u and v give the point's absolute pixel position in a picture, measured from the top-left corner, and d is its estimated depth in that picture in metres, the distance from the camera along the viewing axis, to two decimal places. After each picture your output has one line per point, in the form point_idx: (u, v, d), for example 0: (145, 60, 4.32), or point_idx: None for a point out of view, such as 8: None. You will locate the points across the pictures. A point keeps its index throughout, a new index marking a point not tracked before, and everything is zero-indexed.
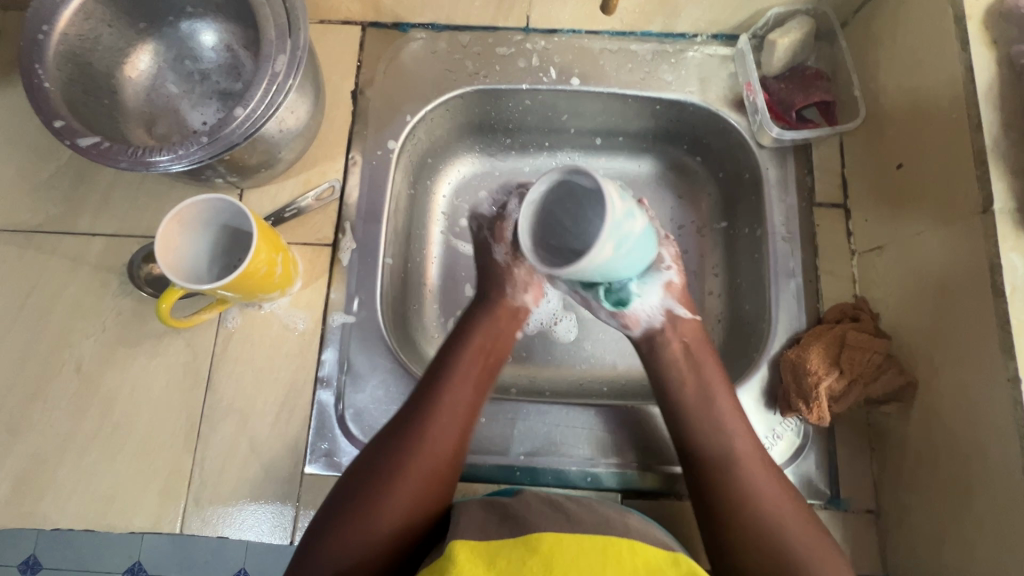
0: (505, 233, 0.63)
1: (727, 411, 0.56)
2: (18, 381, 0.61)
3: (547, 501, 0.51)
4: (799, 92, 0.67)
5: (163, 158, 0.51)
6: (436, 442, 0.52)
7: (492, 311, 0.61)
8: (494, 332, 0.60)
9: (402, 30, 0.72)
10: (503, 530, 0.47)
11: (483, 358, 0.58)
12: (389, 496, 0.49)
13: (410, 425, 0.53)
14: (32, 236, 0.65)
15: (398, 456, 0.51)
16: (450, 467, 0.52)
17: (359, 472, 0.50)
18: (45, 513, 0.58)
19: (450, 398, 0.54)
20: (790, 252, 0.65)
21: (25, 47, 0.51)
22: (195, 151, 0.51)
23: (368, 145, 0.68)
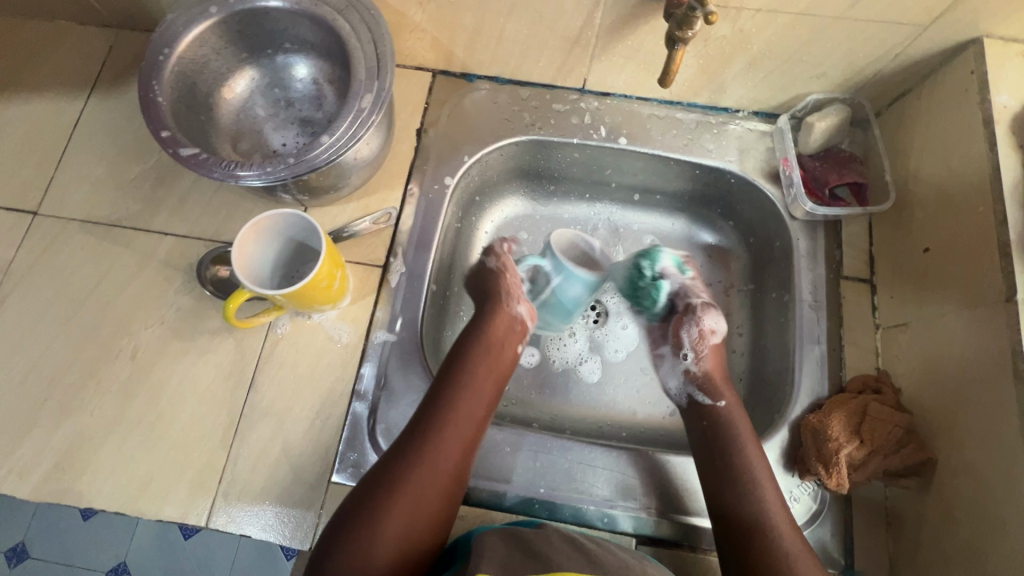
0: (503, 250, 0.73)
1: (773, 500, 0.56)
2: (76, 363, 0.65)
3: (570, 541, 0.53)
4: (833, 171, 0.71)
5: (250, 173, 0.57)
6: (437, 451, 0.55)
7: (493, 329, 0.66)
8: (495, 346, 0.65)
9: (468, 80, 0.78)
10: (525, 566, 0.49)
11: (487, 373, 0.63)
12: (392, 506, 0.52)
13: (417, 437, 0.56)
14: (110, 229, 0.71)
15: (403, 467, 0.54)
16: (454, 472, 0.56)
17: (371, 481, 0.54)
18: (81, 491, 0.61)
19: (456, 408, 0.58)
20: (816, 320, 0.68)
21: (146, 65, 0.58)
22: (280, 170, 0.57)
23: (426, 179, 0.74)
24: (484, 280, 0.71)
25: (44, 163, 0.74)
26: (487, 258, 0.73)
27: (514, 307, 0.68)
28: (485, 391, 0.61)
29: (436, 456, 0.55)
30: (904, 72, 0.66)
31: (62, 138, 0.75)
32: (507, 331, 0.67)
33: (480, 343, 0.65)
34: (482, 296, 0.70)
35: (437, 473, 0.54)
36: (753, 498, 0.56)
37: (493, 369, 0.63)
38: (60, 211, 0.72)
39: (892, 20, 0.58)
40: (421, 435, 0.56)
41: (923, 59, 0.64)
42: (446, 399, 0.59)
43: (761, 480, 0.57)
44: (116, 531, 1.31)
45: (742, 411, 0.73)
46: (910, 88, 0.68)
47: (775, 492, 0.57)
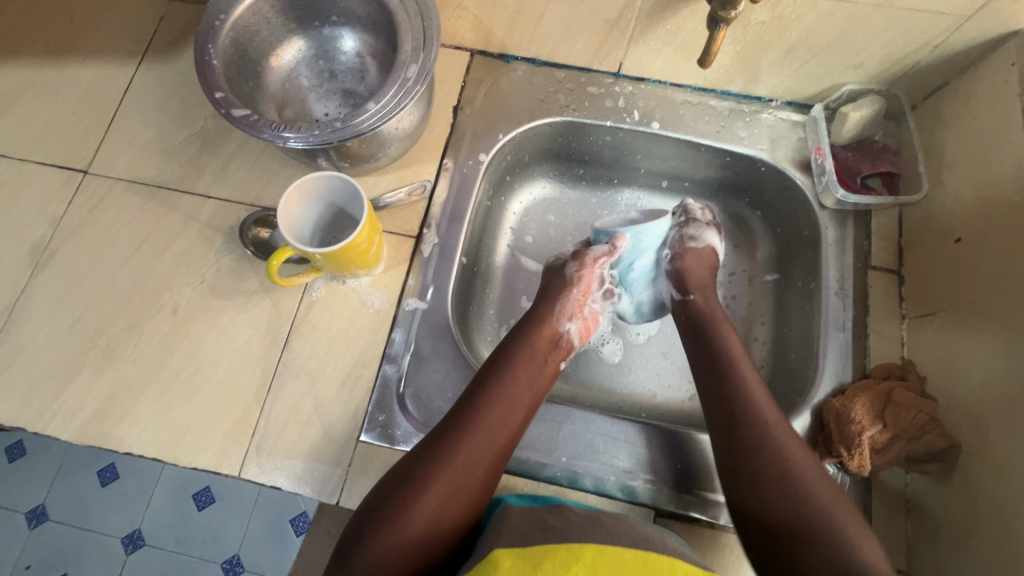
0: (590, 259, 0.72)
1: (772, 420, 0.56)
2: (120, 315, 0.68)
3: (587, 516, 0.54)
4: (867, 160, 0.72)
5: (289, 135, 0.59)
6: (471, 453, 0.56)
7: (534, 341, 0.66)
8: (538, 358, 0.65)
9: (505, 60, 0.80)
10: (543, 539, 0.50)
11: (527, 384, 0.62)
12: (422, 500, 0.53)
13: (449, 438, 0.56)
14: (156, 190, 0.74)
15: (436, 463, 0.55)
16: (482, 477, 0.56)
17: (400, 476, 0.55)
18: (122, 437, 0.63)
19: (490, 417, 0.58)
20: (842, 307, 0.68)
21: (202, 29, 0.60)
22: (325, 134, 0.59)
23: (461, 154, 0.75)
24: (550, 287, 0.71)
25: (96, 125, 0.77)
26: (569, 263, 0.72)
27: (562, 325, 0.69)
28: (524, 403, 0.61)
29: (469, 458, 0.56)
30: (942, 65, 0.67)
31: (114, 102, 0.78)
32: (551, 345, 0.67)
33: (522, 353, 0.64)
34: (539, 305, 0.70)
35: (469, 473, 0.55)
36: (756, 417, 0.56)
37: (534, 381, 0.63)
38: (110, 171, 0.74)
39: (934, 9, 0.59)
40: (456, 434, 0.57)
41: (963, 51, 0.64)
42: (485, 402, 0.59)
43: (755, 391, 0.58)
44: (134, 496, 1.35)
45: None
46: (948, 81, 0.68)
47: (770, 403, 0.58)
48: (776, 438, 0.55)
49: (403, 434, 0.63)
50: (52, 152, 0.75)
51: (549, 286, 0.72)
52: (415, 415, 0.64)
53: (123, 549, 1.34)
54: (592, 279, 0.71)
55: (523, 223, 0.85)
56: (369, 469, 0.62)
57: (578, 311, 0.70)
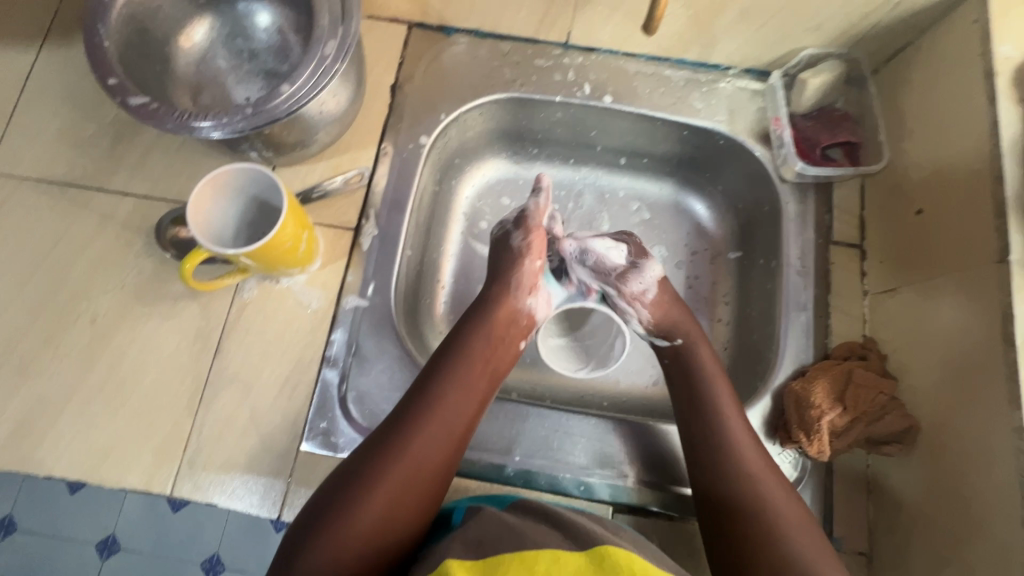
0: (535, 220, 0.65)
1: (723, 393, 0.59)
2: (33, 328, 0.62)
3: (542, 513, 0.52)
4: (825, 131, 0.68)
5: (206, 124, 0.53)
6: (423, 450, 0.53)
7: (492, 317, 0.61)
8: (495, 342, 0.61)
9: (446, 33, 0.74)
10: (496, 542, 0.47)
11: (483, 372, 0.58)
12: (368, 500, 0.49)
13: (400, 433, 0.53)
14: (67, 188, 0.67)
15: (385, 463, 0.51)
16: (435, 473, 0.53)
17: (342, 477, 0.51)
18: (42, 459, 0.58)
19: (443, 409, 0.55)
20: (803, 286, 0.66)
21: (91, 8, 0.54)
22: (237, 121, 0.53)
23: (401, 138, 0.70)
24: (502, 260, 0.64)
25: None
26: (515, 234, 0.65)
27: (524, 299, 0.63)
28: (477, 391, 0.57)
29: (420, 456, 0.52)
30: (903, 24, 0.63)
31: (14, 92, 0.71)
32: (510, 322, 0.62)
33: (478, 334, 0.60)
34: (493, 278, 0.64)
35: (422, 470, 0.52)
36: (722, 435, 0.56)
37: (490, 366, 0.59)
38: (15, 169, 0.68)
39: None
40: (403, 431, 0.53)
41: (925, 9, 0.60)
42: (437, 389, 0.56)
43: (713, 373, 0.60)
44: None
45: None
46: (910, 42, 0.65)
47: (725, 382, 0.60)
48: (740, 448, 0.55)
49: (346, 442, 0.59)
50: None
51: (493, 264, 0.65)
52: (359, 421, 0.60)
53: None
54: (541, 244, 0.64)
55: (475, 209, 0.80)
56: (311, 480, 0.58)
57: (536, 283, 0.64)
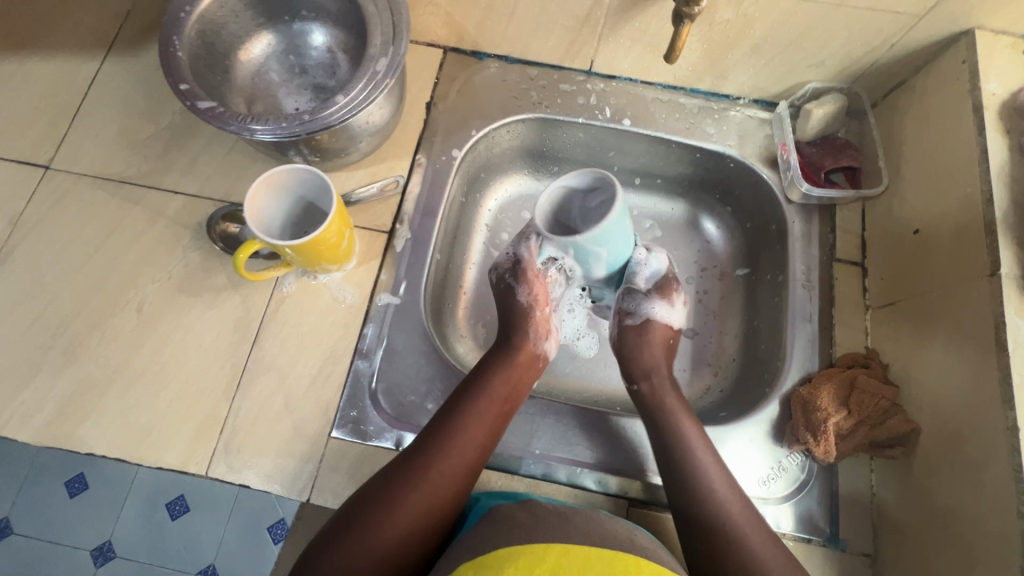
0: (529, 277, 0.69)
1: (708, 461, 0.58)
2: (82, 313, 0.66)
3: (556, 512, 0.54)
4: (828, 156, 0.73)
5: (262, 127, 0.58)
6: (437, 483, 0.55)
7: (512, 355, 0.65)
8: (515, 377, 0.64)
9: (478, 58, 0.80)
10: (512, 538, 0.50)
11: (502, 406, 0.61)
12: (386, 520, 0.52)
13: (420, 459, 0.56)
14: (121, 185, 0.72)
15: (403, 486, 0.54)
16: (450, 500, 0.55)
17: (364, 496, 0.54)
18: (83, 437, 0.61)
19: (462, 437, 0.58)
20: (808, 299, 0.70)
21: (167, 22, 0.60)
22: (292, 126, 0.59)
23: (434, 150, 0.75)
24: (510, 308, 0.70)
25: (59, 120, 0.75)
26: (518, 289, 0.69)
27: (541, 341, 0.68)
28: (493, 424, 0.60)
29: (437, 481, 0.55)
30: (900, 62, 0.69)
31: (77, 96, 0.76)
32: (529, 360, 0.66)
33: (498, 370, 0.63)
34: (509, 320, 0.69)
35: (436, 496, 0.55)
36: (710, 501, 0.56)
37: (507, 400, 0.62)
38: (73, 166, 0.73)
39: (889, 9, 0.61)
40: (424, 457, 0.56)
41: (918, 50, 0.66)
42: (457, 420, 0.59)
43: (695, 443, 0.59)
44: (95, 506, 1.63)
45: (734, 389, 0.75)
46: (905, 79, 0.71)
47: (708, 449, 0.59)
48: (711, 484, 0.57)
49: (376, 430, 0.62)
50: (10, 148, 0.73)
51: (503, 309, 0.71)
52: (389, 410, 0.63)
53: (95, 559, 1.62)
54: (544, 292, 0.70)
55: (498, 220, 0.85)
56: (340, 465, 0.61)
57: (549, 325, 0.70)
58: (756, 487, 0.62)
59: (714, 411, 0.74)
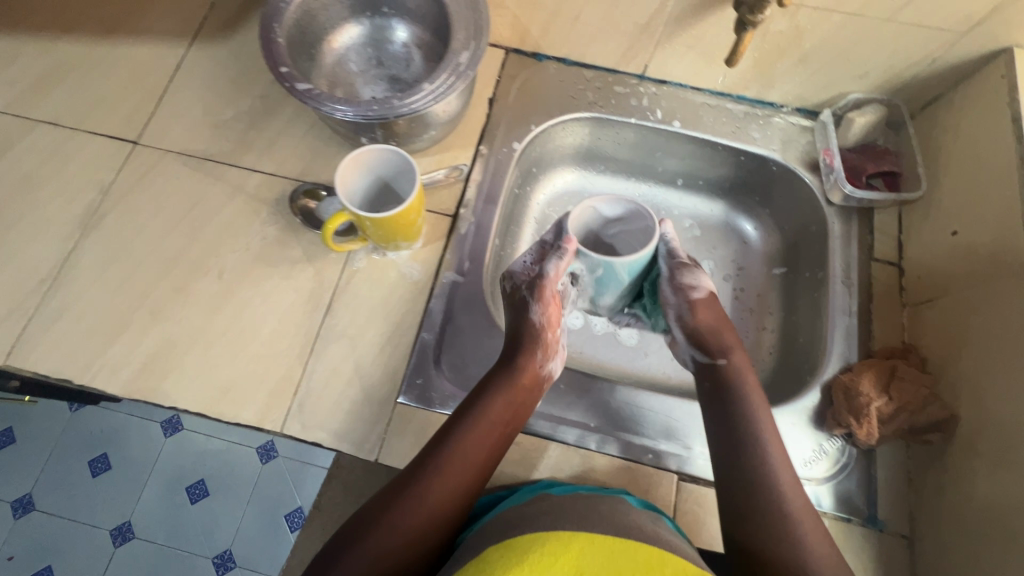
0: (545, 297, 0.67)
1: (772, 437, 0.61)
2: (167, 277, 0.70)
3: (582, 504, 0.56)
4: (869, 161, 0.78)
5: (340, 107, 0.63)
6: (432, 507, 0.55)
7: (515, 375, 0.63)
8: (515, 399, 0.62)
9: (537, 59, 0.86)
10: (539, 527, 0.52)
11: (500, 429, 0.61)
12: (382, 542, 0.52)
13: (417, 481, 0.56)
14: (203, 162, 0.77)
15: (399, 508, 0.54)
16: (446, 522, 0.56)
17: (365, 513, 0.55)
18: (167, 391, 0.65)
19: (460, 460, 0.58)
20: (848, 295, 0.74)
21: (268, 10, 0.65)
22: (368, 108, 0.63)
23: (496, 142, 0.80)
24: (516, 323, 0.67)
25: (148, 99, 0.80)
26: (533, 311, 0.67)
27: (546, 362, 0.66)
28: (490, 447, 0.60)
29: (432, 506, 0.55)
30: (939, 77, 0.74)
31: (164, 79, 0.81)
32: (532, 381, 0.64)
33: (500, 392, 0.61)
34: (513, 335, 0.66)
35: (430, 520, 0.55)
36: (770, 477, 0.58)
37: (506, 423, 0.61)
38: (160, 142, 0.78)
39: (934, 26, 0.66)
40: (421, 479, 0.56)
41: (958, 65, 0.71)
42: (456, 443, 0.58)
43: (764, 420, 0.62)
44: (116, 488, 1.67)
45: (771, 380, 0.79)
46: (943, 93, 0.76)
47: (771, 423, 0.62)
48: (773, 467, 0.59)
49: (440, 397, 0.66)
50: (102, 123, 0.78)
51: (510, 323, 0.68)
52: (452, 380, 0.68)
53: (112, 541, 1.63)
54: (555, 318, 0.68)
55: (547, 214, 0.90)
56: (407, 429, 0.65)
57: (555, 348, 0.67)
58: (799, 467, 0.66)
59: None
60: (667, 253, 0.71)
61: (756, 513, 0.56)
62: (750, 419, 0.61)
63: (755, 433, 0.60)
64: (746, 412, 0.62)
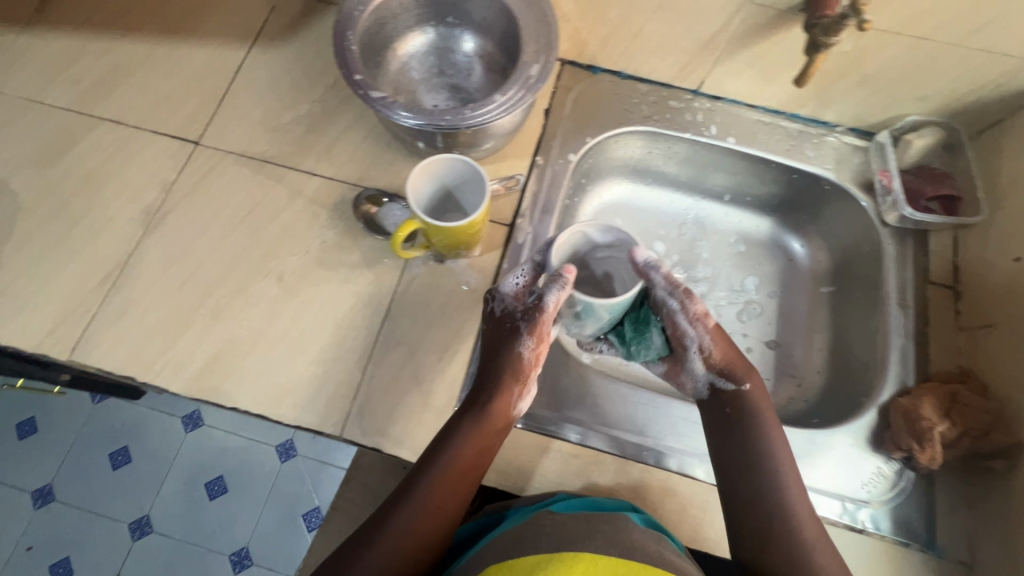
0: (541, 330, 0.62)
1: (786, 460, 0.60)
2: (228, 278, 0.71)
3: (584, 520, 0.55)
4: (928, 184, 0.78)
5: (405, 114, 0.64)
6: (405, 545, 0.56)
7: (485, 411, 0.61)
8: (486, 433, 0.60)
9: (593, 71, 0.86)
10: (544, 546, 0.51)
11: (473, 464, 0.59)
12: None
13: (391, 518, 0.57)
14: (263, 164, 0.77)
15: (372, 546, 0.55)
16: (421, 558, 0.56)
17: (344, 550, 0.56)
18: (229, 392, 0.66)
19: (432, 496, 0.58)
20: (903, 317, 0.74)
21: (342, 18, 0.65)
22: (434, 118, 0.64)
23: (553, 153, 0.81)
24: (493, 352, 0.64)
25: (209, 100, 0.81)
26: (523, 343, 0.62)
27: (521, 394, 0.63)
28: (464, 482, 0.59)
29: (403, 543, 0.56)
30: (1002, 102, 0.74)
31: (225, 81, 0.82)
32: (504, 415, 0.62)
33: (470, 428, 0.60)
34: (489, 365, 0.63)
35: (403, 559, 0.55)
36: (784, 500, 0.58)
37: (478, 458, 0.60)
38: (221, 143, 0.78)
39: (1002, 52, 0.66)
40: (394, 517, 0.57)
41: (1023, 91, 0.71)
42: (428, 480, 0.58)
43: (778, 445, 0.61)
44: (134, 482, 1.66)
45: (819, 399, 0.80)
46: (1004, 118, 0.76)
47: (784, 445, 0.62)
48: (790, 500, 0.58)
49: None
50: (164, 123, 0.79)
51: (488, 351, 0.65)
52: None
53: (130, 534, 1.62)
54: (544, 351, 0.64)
55: (594, 225, 0.90)
56: None
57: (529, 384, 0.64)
58: (857, 489, 0.66)
59: (805, 417, 0.79)
60: (664, 284, 0.60)
61: (768, 544, 0.56)
62: (764, 445, 0.61)
63: (768, 459, 0.60)
64: (760, 438, 0.61)
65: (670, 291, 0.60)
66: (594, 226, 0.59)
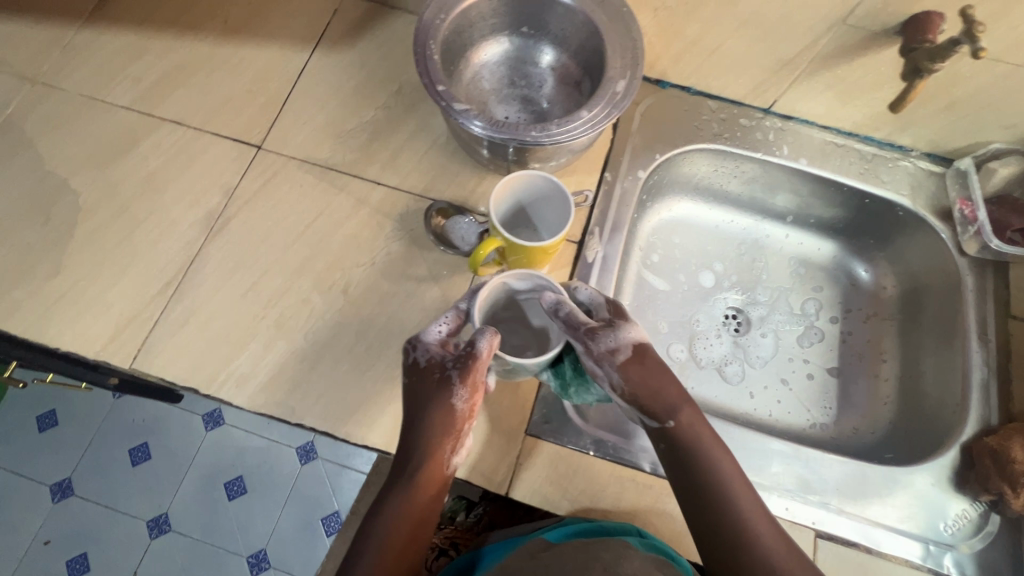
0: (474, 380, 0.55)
1: (735, 481, 0.54)
2: (292, 288, 0.69)
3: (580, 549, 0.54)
4: (1013, 215, 0.75)
5: (476, 124, 0.61)
6: None
7: (416, 472, 0.54)
8: (420, 491, 0.53)
9: (661, 86, 0.84)
10: None
11: (416, 527, 0.53)
12: None
13: None
14: (327, 171, 0.75)
15: None
16: None
17: None
18: (294, 407, 0.64)
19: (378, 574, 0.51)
20: (983, 352, 0.72)
21: (422, 26, 0.63)
22: (501, 131, 0.62)
23: (621, 169, 0.79)
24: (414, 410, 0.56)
25: (271, 104, 0.79)
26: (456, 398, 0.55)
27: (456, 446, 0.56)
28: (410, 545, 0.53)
29: None
30: None
31: (287, 84, 0.80)
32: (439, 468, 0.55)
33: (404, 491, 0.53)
34: (409, 422, 0.56)
35: None
36: (746, 533, 0.51)
37: (418, 517, 0.53)
38: (283, 149, 0.76)
39: None
40: None
41: None
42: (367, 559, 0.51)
43: (726, 469, 0.54)
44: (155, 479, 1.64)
45: (888, 433, 0.77)
46: None
47: (733, 466, 0.55)
48: (754, 526, 0.52)
49: (570, 433, 0.65)
50: (226, 125, 0.77)
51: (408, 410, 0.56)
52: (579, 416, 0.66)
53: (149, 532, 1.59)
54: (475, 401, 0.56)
55: (652, 242, 0.88)
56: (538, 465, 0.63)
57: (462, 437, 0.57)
58: (940, 530, 0.64)
59: (877, 452, 0.76)
60: (569, 324, 0.55)
61: None
62: (710, 474, 0.54)
63: (718, 491, 0.53)
64: (706, 471, 0.54)
65: (572, 331, 0.55)
66: (511, 274, 0.56)
